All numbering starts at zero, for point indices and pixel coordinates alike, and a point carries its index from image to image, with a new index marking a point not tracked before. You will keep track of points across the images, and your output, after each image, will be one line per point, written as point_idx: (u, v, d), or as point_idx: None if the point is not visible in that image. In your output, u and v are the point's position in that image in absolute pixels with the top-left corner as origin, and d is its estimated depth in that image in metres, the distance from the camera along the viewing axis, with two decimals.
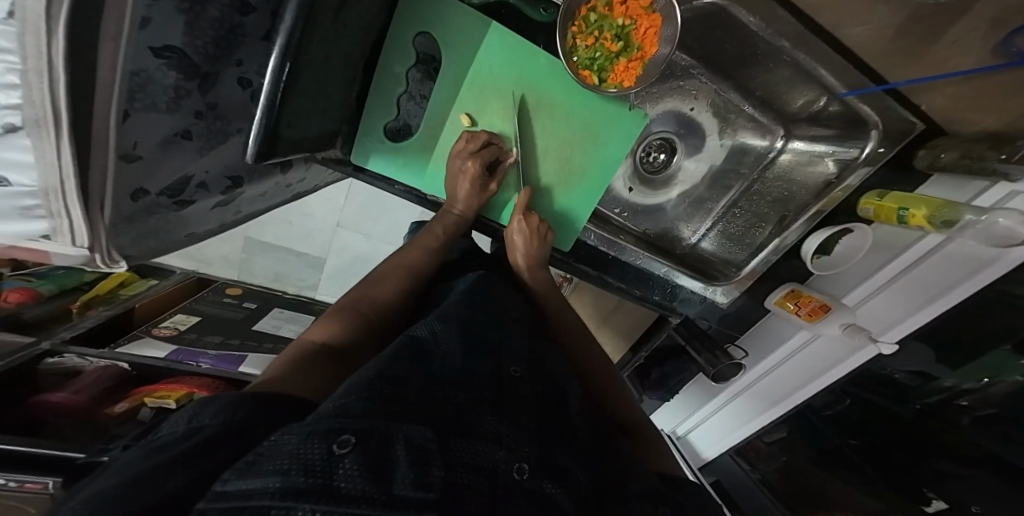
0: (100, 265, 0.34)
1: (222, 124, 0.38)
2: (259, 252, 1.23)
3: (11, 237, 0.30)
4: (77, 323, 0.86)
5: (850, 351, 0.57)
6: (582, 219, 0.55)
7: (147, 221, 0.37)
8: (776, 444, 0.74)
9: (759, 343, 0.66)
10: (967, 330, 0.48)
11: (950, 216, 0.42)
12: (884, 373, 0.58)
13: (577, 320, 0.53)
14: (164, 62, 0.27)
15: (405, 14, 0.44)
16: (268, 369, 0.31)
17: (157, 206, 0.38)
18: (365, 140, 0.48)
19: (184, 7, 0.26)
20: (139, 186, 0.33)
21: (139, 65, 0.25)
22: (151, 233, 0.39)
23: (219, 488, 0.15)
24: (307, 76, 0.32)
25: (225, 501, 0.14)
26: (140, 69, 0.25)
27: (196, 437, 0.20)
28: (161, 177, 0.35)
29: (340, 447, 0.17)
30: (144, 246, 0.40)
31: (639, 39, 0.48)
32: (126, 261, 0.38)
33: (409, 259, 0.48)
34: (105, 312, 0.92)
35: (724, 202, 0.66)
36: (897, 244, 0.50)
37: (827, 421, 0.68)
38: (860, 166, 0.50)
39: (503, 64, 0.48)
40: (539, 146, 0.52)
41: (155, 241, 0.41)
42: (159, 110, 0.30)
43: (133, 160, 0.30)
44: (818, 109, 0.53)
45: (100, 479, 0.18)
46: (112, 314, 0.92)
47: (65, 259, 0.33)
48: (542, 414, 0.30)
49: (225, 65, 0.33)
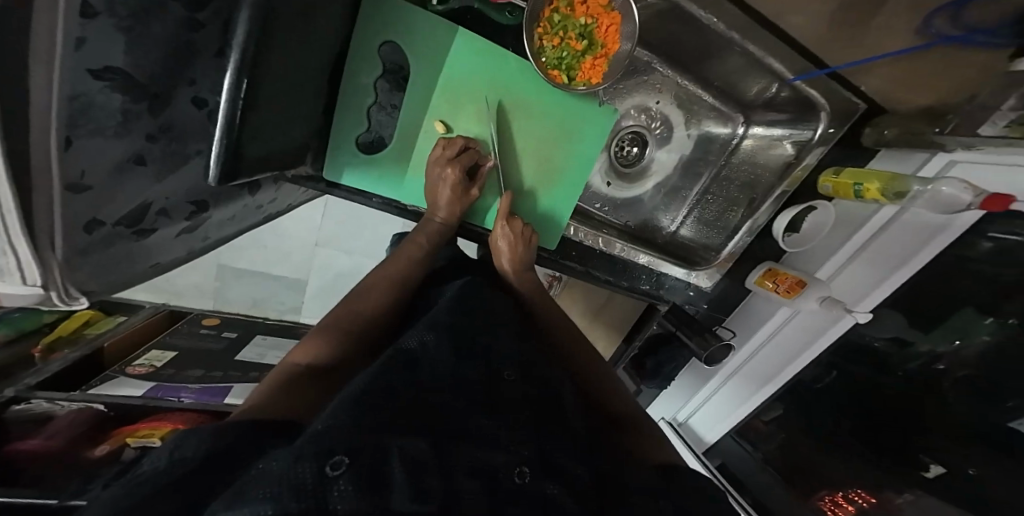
0: (57, 303, 0.32)
1: (180, 147, 0.36)
2: (231, 279, 1.19)
3: None
4: (42, 367, 0.80)
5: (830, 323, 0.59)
6: (564, 218, 0.55)
7: (105, 253, 0.35)
8: (773, 421, 0.76)
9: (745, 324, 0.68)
10: (933, 293, 0.51)
11: (900, 188, 0.44)
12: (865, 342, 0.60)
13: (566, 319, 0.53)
14: (107, 85, 0.25)
15: (369, 22, 0.43)
16: (253, 392, 0.29)
17: (116, 237, 0.35)
18: (337, 154, 0.47)
19: (123, 25, 0.24)
20: (95, 218, 0.31)
21: (80, 89, 0.23)
22: (111, 265, 0.37)
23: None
24: (265, 90, 0.31)
25: None
26: (81, 94, 0.24)
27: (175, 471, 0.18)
28: (116, 206, 0.33)
29: (333, 468, 0.17)
30: (108, 280, 0.38)
31: (602, 36, 0.48)
32: (86, 299, 0.36)
33: (394, 268, 0.47)
34: (71, 353, 0.86)
35: (697, 189, 0.68)
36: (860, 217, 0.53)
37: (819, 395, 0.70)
38: (816, 145, 0.54)
39: (473, 68, 0.48)
40: (516, 149, 0.52)
41: (116, 271, 0.39)
42: (107, 135, 0.28)
43: (82, 191, 0.28)
44: (773, 95, 0.56)
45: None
46: (79, 354, 0.86)
47: (17, 301, 0.31)
48: (540, 417, 0.30)
49: (176, 84, 0.31)
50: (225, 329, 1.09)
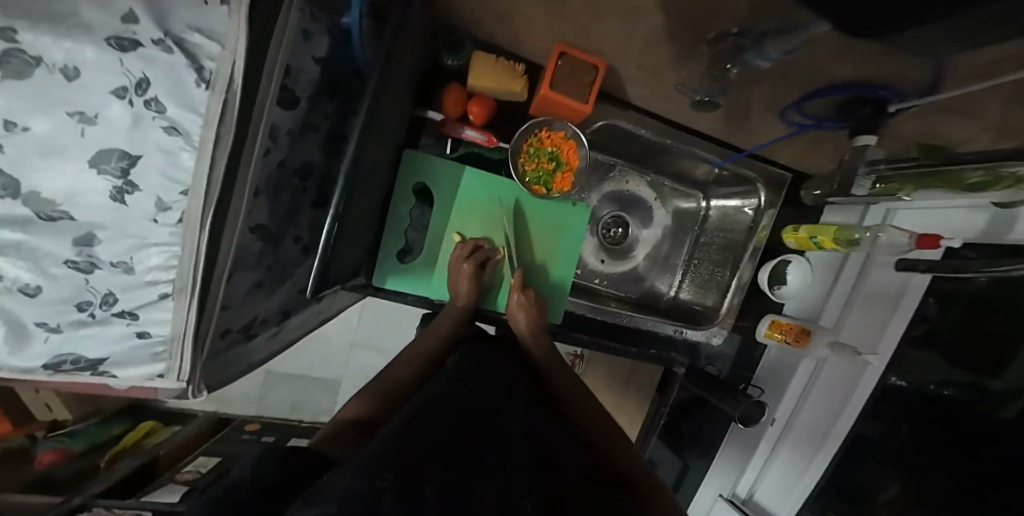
0: (190, 395, 0.50)
1: (284, 270, 0.58)
2: (319, 389, 1.56)
3: (134, 380, 0.46)
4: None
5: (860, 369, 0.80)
6: (567, 290, 0.83)
7: (224, 354, 0.54)
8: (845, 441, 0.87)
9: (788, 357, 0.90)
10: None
11: (849, 237, 0.71)
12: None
13: (587, 405, 0.68)
14: (254, 236, 0.48)
15: (405, 172, 0.72)
16: (319, 437, 0.47)
17: (232, 342, 0.54)
18: (385, 267, 0.73)
19: (267, 205, 0.48)
20: (227, 327, 0.51)
21: (243, 241, 0.46)
22: (221, 366, 0.55)
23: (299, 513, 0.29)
24: (346, 233, 0.56)
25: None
26: (242, 245, 0.46)
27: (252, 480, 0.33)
28: (240, 318, 0.53)
29: (382, 480, 0.33)
30: (220, 376, 0.56)
31: (565, 157, 0.75)
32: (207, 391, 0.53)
33: (424, 346, 0.68)
34: None
35: (685, 256, 0.97)
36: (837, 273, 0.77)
37: None
38: (767, 210, 0.83)
39: (482, 193, 0.77)
40: (521, 244, 0.81)
41: (223, 370, 0.56)
42: (250, 268, 0.50)
43: (227, 308, 0.49)
44: (717, 174, 0.86)
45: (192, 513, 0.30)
46: None
47: (169, 392, 0.49)
48: (536, 468, 0.45)
49: (287, 234, 0.55)
50: (266, 434, 1.42)
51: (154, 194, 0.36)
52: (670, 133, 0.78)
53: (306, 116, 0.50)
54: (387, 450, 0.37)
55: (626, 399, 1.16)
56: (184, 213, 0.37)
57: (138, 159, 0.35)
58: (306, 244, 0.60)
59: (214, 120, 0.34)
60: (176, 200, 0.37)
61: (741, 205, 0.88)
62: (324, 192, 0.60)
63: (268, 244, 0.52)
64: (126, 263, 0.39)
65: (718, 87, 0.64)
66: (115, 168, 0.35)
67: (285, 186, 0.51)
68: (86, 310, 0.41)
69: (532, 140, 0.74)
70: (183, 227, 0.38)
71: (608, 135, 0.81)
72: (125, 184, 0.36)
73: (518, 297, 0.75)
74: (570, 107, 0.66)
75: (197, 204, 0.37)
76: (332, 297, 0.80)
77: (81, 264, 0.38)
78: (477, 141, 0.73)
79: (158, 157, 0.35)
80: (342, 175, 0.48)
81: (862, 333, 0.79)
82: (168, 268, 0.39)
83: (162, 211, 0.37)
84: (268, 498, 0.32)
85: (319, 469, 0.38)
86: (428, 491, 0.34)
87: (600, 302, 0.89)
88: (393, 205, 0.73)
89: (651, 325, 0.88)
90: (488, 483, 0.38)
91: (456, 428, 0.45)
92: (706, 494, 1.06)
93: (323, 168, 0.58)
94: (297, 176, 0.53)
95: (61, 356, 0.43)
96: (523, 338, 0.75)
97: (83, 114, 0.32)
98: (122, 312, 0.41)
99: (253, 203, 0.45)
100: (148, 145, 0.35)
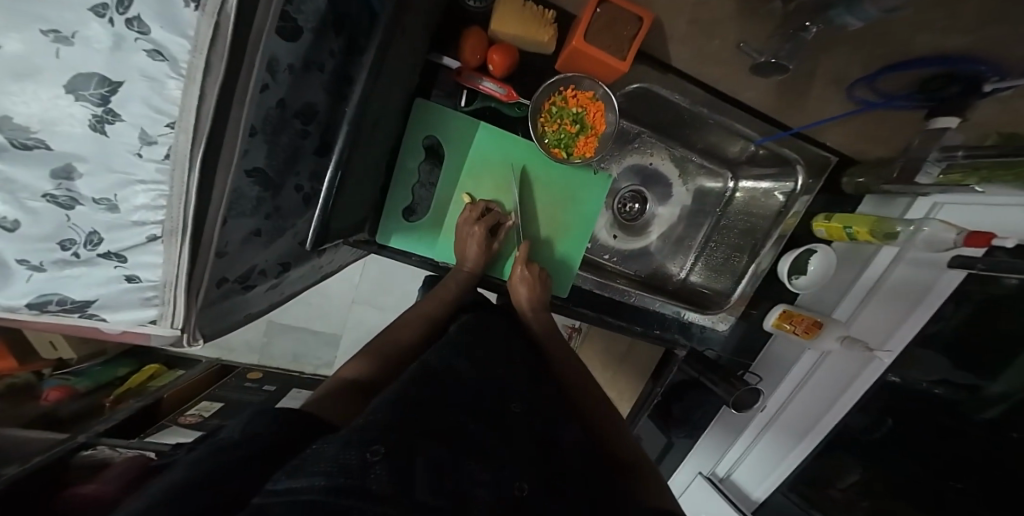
0: (185, 344, 0.48)
1: (283, 221, 0.55)
2: (318, 343, 1.58)
3: (125, 325, 0.44)
4: (52, 452, 0.93)
5: (865, 364, 0.79)
6: (576, 264, 0.79)
7: (222, 304, 0.52)
8: (834, 431, 0.89)
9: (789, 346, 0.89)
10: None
11: (887, 230, 0.67)
12: (923, 388, 0.76)
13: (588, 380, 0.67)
14: (252, 180, 0.44)
15: (416, 122, 0.66)
16: (314, 397, 0.45)
17: (229, 291, 0.52)
18: (388, 224, 0.69)
19: (266, 145, 0.44)
20: (223, 276, 0.48)
21: (239, 184, 0.42)
22: (220, 315, 0.53)
23: (282, 484, 0.26)
24: (351, 184, 0.51)
25: (283, 490, 0.26)
26: (238, 187, 0.42)
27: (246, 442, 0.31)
28: (236, 268, 0.50)
29: (374, 454, 0.30)
30: (216, 326, 0.54)
31: (591, 120, 0.69)
32: (202, 339, 0.51)
33: (426, 310, 0.66)
34: (39, 460, 0.88)
35: (701, 238, 0.92)
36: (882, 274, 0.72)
37: (869, 439, 0.86)
38: (801, 195, 0.78)
39: (495, 152, 0.71)
40: (534, 212, 0.76)
41: (222, 320, 0.54)
42: (246, 215, 0.46)
43: (223, 256, 0.46)
44: (752, 152, 0.79)
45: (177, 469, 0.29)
46: (43, 461, 0.88)
47: (163, 340, 0.47)
48: (532, 444, 0.44)
49: (287, 178, 0.51)
50: (266, 383, 1.46)
51: (137, 125, 0.31)
52: (710, 102, 0.70)
53: (310, 47, 0.44)
54: (377, 424, 0.35)
55: (619, 375, 1.15)
56: (171, 148, 0.33)
57: (120, 86, 0.29)
58: (307, 194, 0.56)
59: (203, 46, 0.29)
60: (162, 133, 0.32)
61: (773, 188, 0.83)
62: (328, 139, 0.54)
63: (266, 190, 0.48)
64: (110, 200, 0.35)
65: (790, 49, 0.57)
66: (95, 93, 0.29)
67: (285, 127, 0.46)
68: (69, 249, 0.38)
69: (556, 98, 0.68)
70: (171, 164, 0.33)
71: (637, 102, 0.75)
72: (108, 111, 0.31)
73: (521, 270, 0.72)
74: (604, 62, 0.59)
75: (184, 140, 0.32)
76: (332, 252, 0.76)
77: (62, 199, 0.34)
78: (495, 94, 0.66)
79: (143, 85, 0.30)
80: (348, 118, 0.43)
81: (875, 329, 0.77)
82: (156, 208, 0.36)
83: (145, 144, 0.32)
84: (257, 461, 0.30)
85: (310, 435, 0.37)
86: (421, 465, 0.32)
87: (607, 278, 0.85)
88: (400, 157, 0.68)
89: (660, 307, 0.85)
90: (483, 463, 0.36)
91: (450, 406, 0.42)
92: (686, 471, 1.14)
93: (328, 111, 0.52)
94: (298, 118, 0.47)
95: (45, 295, 0.40)
96: (524, 315, 0.73)
97: (58, 31, 0.27)
98: (108, 253, 0.38)
99: (250, 144, 0.40)
100: (131, 69, 0.29)
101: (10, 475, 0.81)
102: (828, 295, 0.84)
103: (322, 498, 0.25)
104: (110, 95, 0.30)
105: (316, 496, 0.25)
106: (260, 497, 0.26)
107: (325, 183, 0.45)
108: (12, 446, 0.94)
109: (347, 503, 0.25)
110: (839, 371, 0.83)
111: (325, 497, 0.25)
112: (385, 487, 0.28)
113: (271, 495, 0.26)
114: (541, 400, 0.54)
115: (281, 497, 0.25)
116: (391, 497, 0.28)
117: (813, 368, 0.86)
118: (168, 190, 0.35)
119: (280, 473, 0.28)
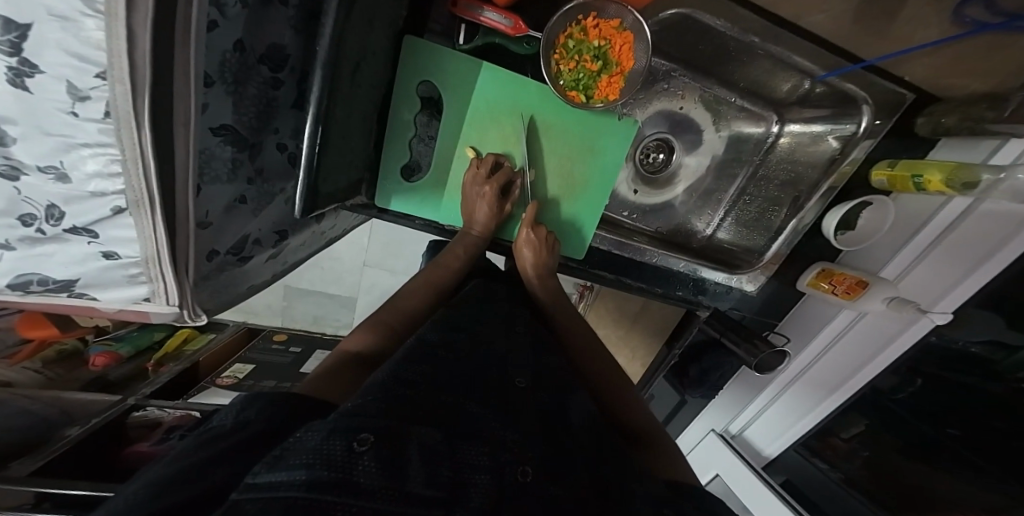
0: (187, 321, 0.46)
1: (269, 186, 0.50)
2: (335, 306, 1.60)
3: (120, 303, 0.43)
4: (108, 411, 1.01)
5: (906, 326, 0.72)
6: (593, 224, 0.71)
7: (219, 277, 0.49)
8: (862, 392, 0.85)
9: (823, 312, 0.82)
10: None
11: (970, 176, 0.57)
12: (959, 347, 0.70)
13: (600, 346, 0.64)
14: (221, 139, 0.39)
15: (409, 65, 0.57)
16: (321, 366, 0.44)
17: (225, 264, 0.49)
18: (386, 186, 0.63)
19: (231, 97, 0.38)
20: (212, 248, 0.45)
21: (205, 144, 0.37)
22: (222, 288, 0.51)
23: (254, 480, 0.24)
24: (335, 141, 0.45)
25: (259, 489, 0.23)
26: (205, 148, 0.37)
27: (236, 434, 0.30)
28: (226, 239, 0.47)
29: (360, 443, 0.27)
30: (218, 300, 0.52)
31: (616, 55, 0.59)
32: (206, 314, 0.49)
33: (435, 276, 0.62)
34: (96, 421, 0.96)
35: (733, 191, 0.83)
36: (981, 233, 0.60)
37: (898, 402, 0.82)
38: (862, 138, 0.66)
39: (500, 96, 0.62)
40: (546, 166, 0.68)
41: (224, 294, 0.52)
42: (222, 181, 0.42)
43: (207, 226, 0.42)
44: (806, 90, 0.67)
45: (171, 459, 0.28)
46: (101, 424, 0.95)
47: (164, 318, 0.45)
48: (541, 420, 0.41)
49: (265, 135, 0.45)
50: (292, 345, 1.52)
51: (61, 77, 0.25)
52: (764, 30, 0.58)
53: None
54: (368, 408, 0.32)
55: (635, 336, 1.12)
56: (110, 104, 0.27)
57: (30, 28, 0.23)
58: (292, 153, 0.51)
59: None
60: (94, 86, 0.26)
61: (825, 131, 0.71)
62: (305, 88, 0.48)
63: (242, 151, 0.43)
64: (57, 168, 0.31)
65: None
66: (4, 40, 0.23)
67: (250, 73, 0.39)
68: (32, 224, 0.34)
69: (573, 30, 0.57)
70: (114, 124, 0.28)
71: (670, 33, 0.63)
72: (24, 62, 0.24)
73: (526, 231, 0.66)
74: None
75: (122, 93, 0.27)
76: (331, 217, 0.72)
77: (2, 168, 0.30)
78: (499, 28, 0.56)
79: (54, 25, 0.23)
80: (319, 59, 0.37)
81: (927, 290, 0.69)
82: (112, 176, 0.31)
83: (78, 100, 0.27)
84: (247, 449, 0.30)
85: (306, 418, 0.35)
86: (414, 452, 0.29)
87: (625, 236, 0.78)
88: (394, 108, 0.60)
89: (689, 267, 0.79)
90: (485, 445, 0.33)
91: (443, 385, 0.40)
92: (698, 428, 1.15)
93: (301, 55, 0.45)
94: (265, 63, 0.41)
95: (25, 276, 0.38)
96: (530, 277, 0.68)
97: None
98: (76, 228, 0.35)
99: (208, 96, 0.35)
100: (32, 5, 0.22)
101: (73, 437, 0.88)
102: (874, 254, 0.75)
103: (302, 496, 0.22)
104: (21, 42, 0.23)
105: (295, 493, 0.23)
106: (238, 492, 0.24)
107: (305, 140, 0.40)
108: (72, 408, 1.02)
109: (332, 500, 0.23)
110: (877, 334, 0.77)
111: (305, 494, 0.23)
112: (376, 480, 0.26)
113: (248, 490, 0.23)
114: (550, 370, 0.51)
115: (258, 493, 0.23)
116: (379, 492, 0.25)
117: (845, 330, 0.81)
118: (119, 154, 0.30)
119: (259, 466, 0.25)
